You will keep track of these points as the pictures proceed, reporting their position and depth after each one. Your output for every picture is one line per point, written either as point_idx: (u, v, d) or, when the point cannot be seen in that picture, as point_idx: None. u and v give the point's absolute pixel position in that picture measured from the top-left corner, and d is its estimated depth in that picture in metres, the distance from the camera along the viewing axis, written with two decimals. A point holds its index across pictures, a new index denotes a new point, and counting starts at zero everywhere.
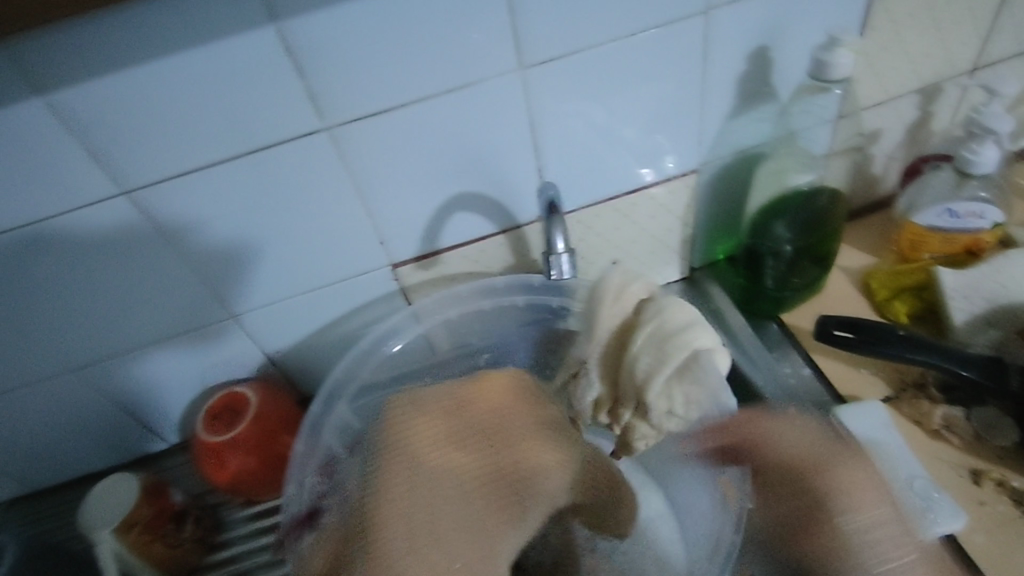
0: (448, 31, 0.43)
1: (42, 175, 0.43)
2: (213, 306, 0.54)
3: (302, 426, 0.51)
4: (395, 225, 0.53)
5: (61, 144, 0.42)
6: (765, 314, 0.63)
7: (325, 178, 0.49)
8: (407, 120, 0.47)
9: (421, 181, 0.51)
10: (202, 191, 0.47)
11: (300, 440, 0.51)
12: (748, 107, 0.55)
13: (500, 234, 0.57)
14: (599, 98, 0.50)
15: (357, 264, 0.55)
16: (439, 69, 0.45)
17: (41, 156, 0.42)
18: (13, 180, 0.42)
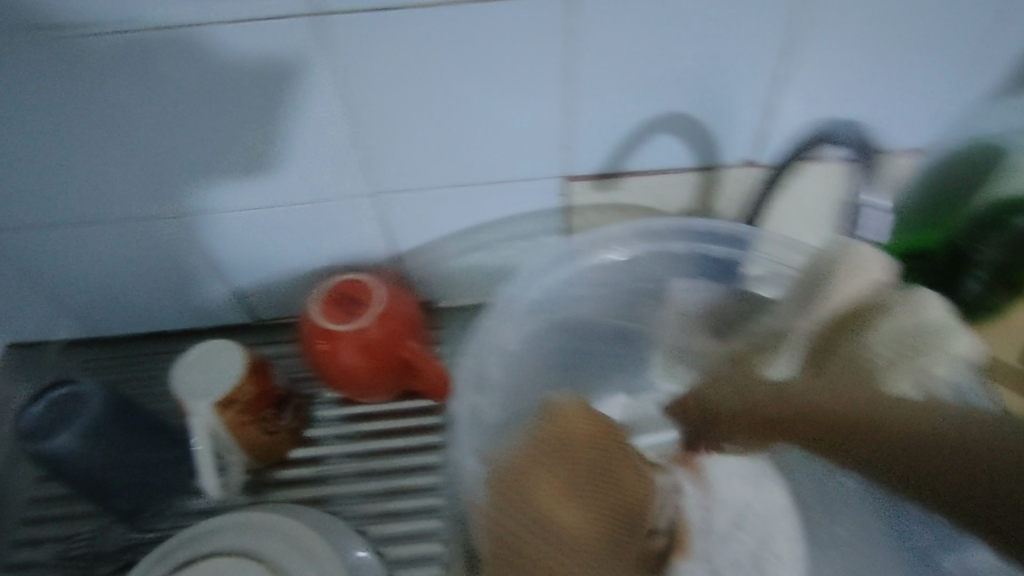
0: None
1: None
2: (355, 182, 0.46)
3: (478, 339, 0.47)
4: (586, 131, 0.45)
5: None
6: None
7: (534, 54, 0.40)
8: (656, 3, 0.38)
9: (642, 86, 0.43)
10: (392, 35, 0.38)
11: (470, 355, 0.47)
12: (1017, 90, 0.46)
13: (695, 170, 0.49)
14: (871, 35, 0.42)
15: (527, 168, 0.47)
16: None
17: None
18: None
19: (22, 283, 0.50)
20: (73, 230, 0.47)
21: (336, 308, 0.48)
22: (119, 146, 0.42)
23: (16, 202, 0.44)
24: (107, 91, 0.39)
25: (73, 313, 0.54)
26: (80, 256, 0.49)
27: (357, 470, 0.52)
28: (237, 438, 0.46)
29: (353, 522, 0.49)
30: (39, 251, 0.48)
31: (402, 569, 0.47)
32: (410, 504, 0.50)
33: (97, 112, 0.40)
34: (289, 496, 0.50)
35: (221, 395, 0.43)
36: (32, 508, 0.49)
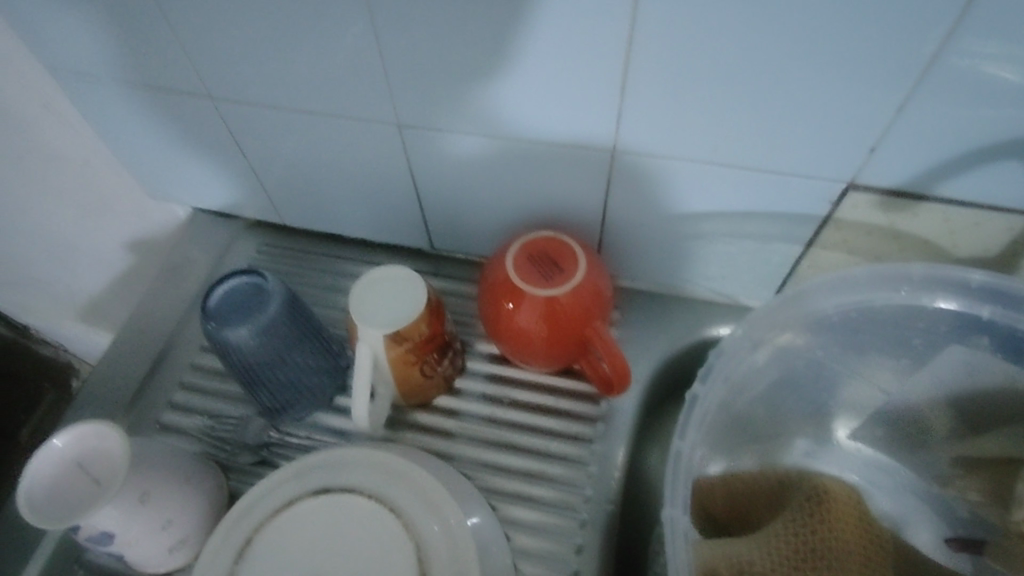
0: None
1: None
2: (595, 132, 0.40)
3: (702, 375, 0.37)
4: (909, 135, 0.35)
5: None
6: None
7: (896, 23, 0.30)
8: None
9: (1018, 97, 0.32)
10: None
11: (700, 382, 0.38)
12: None
13: (1022, 217, 0.38)
14: None
15: (805, 161, 0.38)
16: None
17: None
18: None
19: (227, 155, 0.49)
20: (288, 115, 0.44)
21: (531, 266, 0.43)
22: (360, 37, 0.37)
23: (241, 73, 0.41)
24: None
25: (264, 195, 0.53)
26: (287, 142, 0.46)
27: (497, 438, 0.46)
28: (398, 374, 0.43)
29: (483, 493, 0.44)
30: (250, 128, 0.46)
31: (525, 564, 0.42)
32: (547, 493, 0.44)
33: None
34: (424, 443, 0.46)
35: (395, 331, 0.40)
36: (190, 375, 0.49)
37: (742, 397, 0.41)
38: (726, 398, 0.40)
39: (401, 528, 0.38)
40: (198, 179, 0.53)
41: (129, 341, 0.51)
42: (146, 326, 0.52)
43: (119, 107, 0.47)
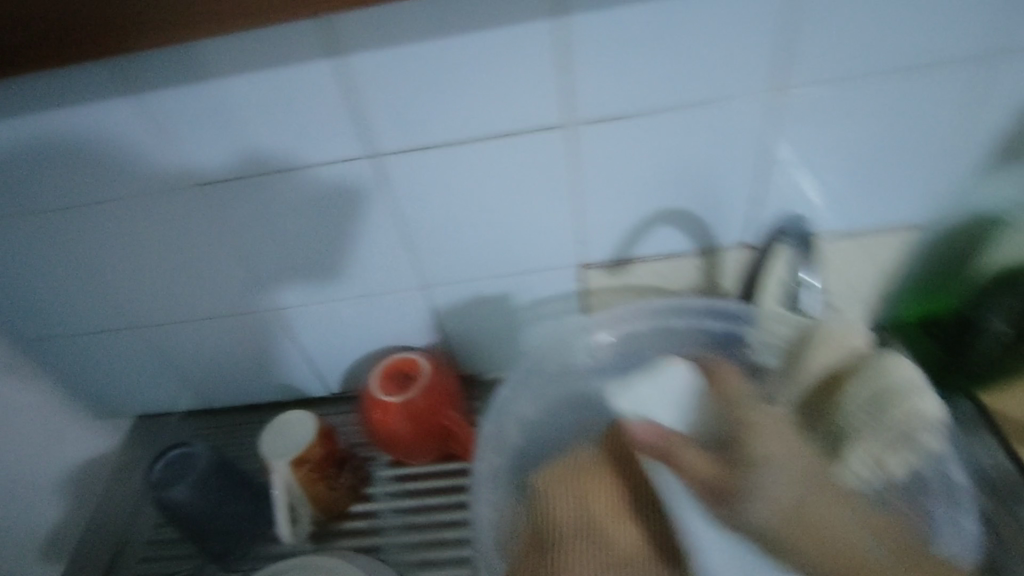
0: (714, 46, 0.42)
1: (311, 129, 0.45)
2: (405, 278, 0.56)
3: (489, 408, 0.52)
4: (595, 228, 0.53)
5: (331, 106, 0.44)
6: (957, 389, 0.58)
7: (544, 173, 0.49)
8: (639, 130, 0.46)
9: (637, 191, 0.51)
10: (430, 166, 0.48)
11: (488, 420, 0.52)
12: (996, 167, 0.50)
13: (695, 255, 0.56)
14: (841, 136, 0.48)
15: (547, 260, 0.56)
16: (690, 85, 0.44)
17: (316, 117, 0.45)
18: (283, 129, 0.45)
19: (152, 365, 0.63)
20: (191, 324, 0.59)
21: (389, 381, 0.58)
22: (228, 261, 0.54)
23: (150, 303, 0.57)
24: (221, 220, 0.51)
25: (187, 388, 0.66)
26: (195, 343, 0.61)
27: (403, 523, 0.58)
28: (309, 492, 0.55)
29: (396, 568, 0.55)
30: (166, 340, 0.61)
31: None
32: (443, 552, 0.56)
33: (213, 236, 0.52)
34: (348, 545, 0.57)
35: (297, 456, 0.53)
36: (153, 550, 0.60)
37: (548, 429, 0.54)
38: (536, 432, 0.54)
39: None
40: (132, 391, 0.66)
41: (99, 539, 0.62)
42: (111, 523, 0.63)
43: (63, 354, 0.62)
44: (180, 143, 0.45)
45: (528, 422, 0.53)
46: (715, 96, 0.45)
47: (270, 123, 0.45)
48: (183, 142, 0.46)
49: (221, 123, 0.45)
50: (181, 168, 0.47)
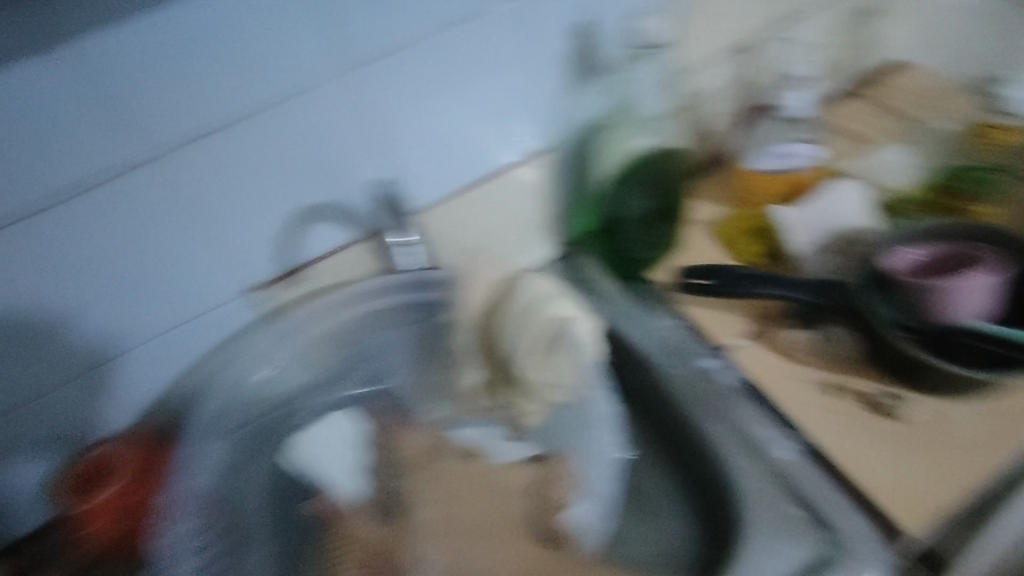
0: (258, 46, 0.44)
1: None
2: (58, 368, 0.50)
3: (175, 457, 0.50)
4: (245, 249, 0.52)
5: None
6: (636, 277, 0.63)
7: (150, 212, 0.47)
8: (230, 142, 0.47)
9: (265, 197, 0.50)
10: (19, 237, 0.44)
11: (174, 472, 0.49)
12: (578, 84, 0.59)
13: (362, 241, 0.56)
14: (437, 94, 0.53)
15: (215, 293, 0.53)
16: (257, 87, 0.46)
17: None
18: None
19: None
20: None
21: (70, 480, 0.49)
22: None
23: None
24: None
25: None
26: None
27: None
28: None
29: None
30: None
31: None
32: None
33: None
34: None
35: None
36: None
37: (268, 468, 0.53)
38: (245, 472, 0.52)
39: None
40: None
41: None
42: None
43: None
44: None
45: (226, 466, 0.51)
46: (283, 88, 0.47)
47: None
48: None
49: None
50: None
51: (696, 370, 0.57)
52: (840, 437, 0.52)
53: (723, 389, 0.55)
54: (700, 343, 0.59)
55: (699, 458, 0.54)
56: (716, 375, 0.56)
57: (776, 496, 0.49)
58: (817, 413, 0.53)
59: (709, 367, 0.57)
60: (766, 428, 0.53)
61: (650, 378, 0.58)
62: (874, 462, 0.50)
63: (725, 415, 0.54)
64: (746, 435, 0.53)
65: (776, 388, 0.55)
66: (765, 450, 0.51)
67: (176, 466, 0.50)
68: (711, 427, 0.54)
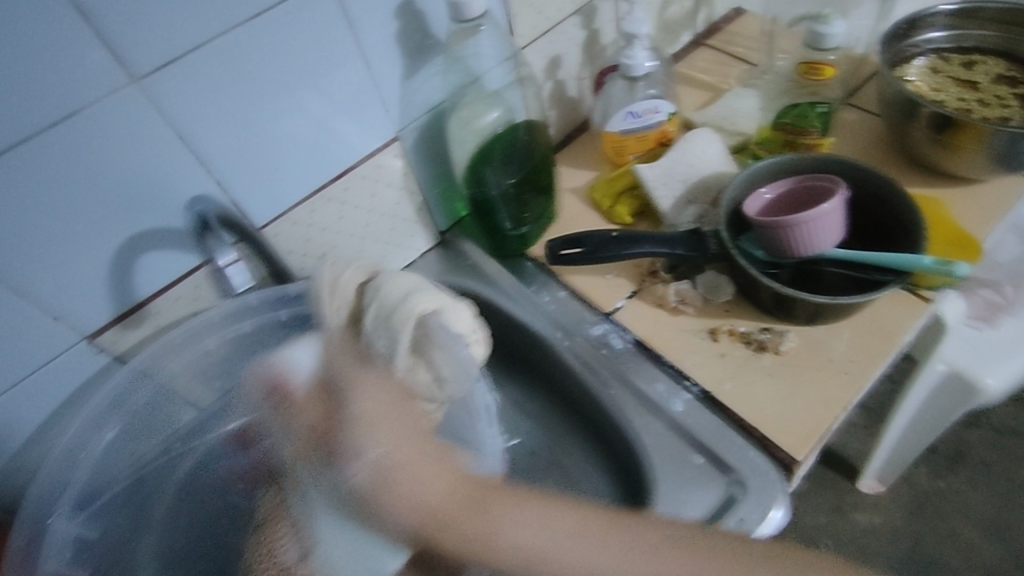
0: (4, 61, 0.36)
1: None
2: None
3: (10, 556, 0.43)
4: (64, 299, 0.45)
5: None
6: (517, 254, 0.64)
7: None
8: (2, 179, 0.38)
9: (71, 240, 0.43)
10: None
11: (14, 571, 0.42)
12: (416, 63, 0.53)
13: (211, 262, 0.51)
14: (249, 91, 0.46)
15: (35, 353, 0.46)
16: (19, 110, 0.37)
17: None
18: None
19: None
20: None
21: None
22: None
23: None
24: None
25: None
26: None
27: None
28: None
29: None
30: None
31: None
32: None
33: None
34: None
35: None
36: None
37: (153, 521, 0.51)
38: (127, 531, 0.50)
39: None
40: None
41: None
42: None
43: None
44: None
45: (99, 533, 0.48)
46: (55, 105, 0.38)
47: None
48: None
49: None
50: None
51: (590, 338, 0.57)
52: (732, 381, 0.53)
53: (616, 352, 0.56)
54: (588, 311, 0.58)
55: (607, 425, 0.54)
56: (609, 340, 0.57)
57: (677, 446, 0.50)
58: (705, 361, 0.54)
59: (601, 333, 0.57)
60: (661, 385, 0.53)
61: (546, 354, 0.58)
62: (760, 400, 0.51)
63: (622, 378, 0.54)
64: (645, 394, 0.53)
65: (667, 343, 0.55)
66: (665, 407, 0.52)
67: (9, 569, 0.42)
68: (613, 393, 0.54)
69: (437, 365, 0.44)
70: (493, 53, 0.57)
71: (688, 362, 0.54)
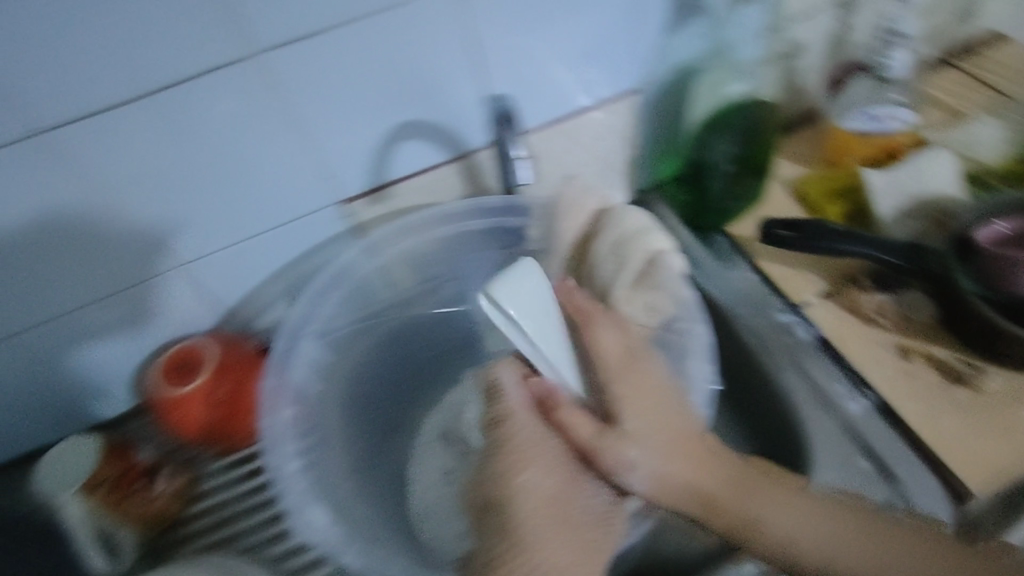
0: None
1: None
2: (152, 260, 0.51)
3: (272, 359, 0.50)
4: (337, 161, 0.52)
5: None
6: (712, 227, 0.65)
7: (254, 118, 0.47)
8: (333, 46, 0.46)
9: (359, 113, 0.50)
10: (115, 132, 0.43)
11: (272, 375, 0.50)
12: (681, 23, 0.56)
13: (451, 162, 0.56)
14: (540, 15, 0.50)
15: (304, 202, 0.53)
16: None
17: None
18: None
19: None
20: None
21: (175, 375, 0.53)
22: None
23: None
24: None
25: None
26: None
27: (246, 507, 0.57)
28: (118, 514, 0.51)
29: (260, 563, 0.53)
30: None
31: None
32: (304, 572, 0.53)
33: None
34: (192, 549, 0.55)
35: (84, 482, 0.49)
36: None
37: (361, 373, 0.57)
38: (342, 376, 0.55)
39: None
40: None
41: None
42: None
43: None
44: None
45: (324, 366, 0.53)
46: None
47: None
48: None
49: None
50: None
51: (775, 322, 0.58)
52: (918, 403, 0.51)
53: (797, 342, 0.56)
54: (774, 296, 0.59)
55: (770, 403, 0.57)
56: (792, 326, 0.58)
57: (838, 441, 0.52)
58: (891, 376, 0.53)
59: (787, 321, 0.58)
60: (838, 383, 0.54)
61: (726, 326, 0.61)
62: (943, 429, 0.49)
63: (797, 365, 0.56)
64: (817, 386, 0.54)
65: (855, 350, 0.55)
66: (838, 405, 0.53)
67: (269, 375, 0.50)
68: (786, 376, 0.56)
69: (663, 300, 0.47)
70: (754, 26, 0.56)
71: (874, 372, 0.53)
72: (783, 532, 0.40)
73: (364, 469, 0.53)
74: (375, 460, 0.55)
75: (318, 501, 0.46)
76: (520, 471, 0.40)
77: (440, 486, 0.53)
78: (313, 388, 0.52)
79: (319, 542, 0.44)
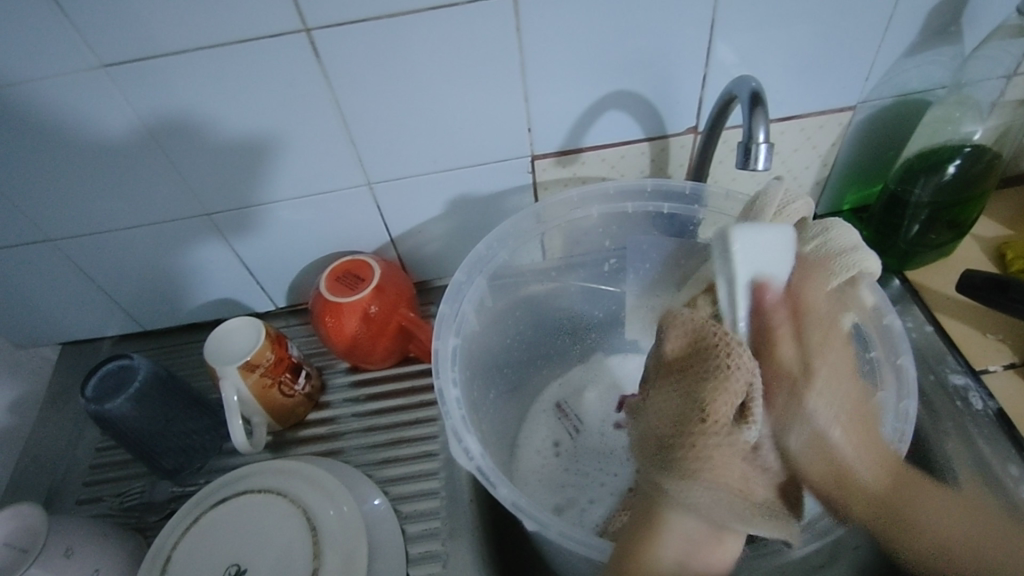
0: None
1: (240, 11, 0.43)
2: (351, 170, 0.54)
3: (449, 290, 0.51)
4: (543, 115, 0.52)
5: None
6: (889, 269, 0.61)
7: (484, 59, 0.48)
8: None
9: (577, 76, 0.50)
10: (359, 44, 0.46)
11: (446, 302, 0.51)
12: (927, 46, 0.52)
13: (645, 141, 0.56)
14: (787, 10, 0.48)
15: (497, 148, 0.54)
16: None
17: None
18: (207, 10, 0.43)
19: (81, 280, 0.60)
20: (120, 231, 0.56)
21: (339, 285, 0.56)
22: (165, 157, 0.51)
23: (79, 204, 0.53)
24: (158, 116, 0.48)
25: (133, 306, 0.64)
26: (121, 253, 0.58)
27: (364, 426, 0.58)
28: (261, 399, 0.54)
29: (379, 484, 0.54)
30: (90, 250, 0.57)
31: (408, 519, 0.52)
32: (416, 505, 0.52)
33: (140, 136, 0.49)
34: (306, 451, 0.57)
35: (246, 361, 0.51)
36: (98, 457, 0.59)
37: (507, 326, 0.58)
38: (496, 324, 0.56)
39: (303, 515, 0.48)
40: (62, 312, 0.63)
41: (32, 468, 0.59)
42: (48, 438, 0.61)
43: None
44: (87, 26, 0.42)
45: (484, 308, 0.55)
46: None
47: (199, 15, 0.43)
48: (89, 30, 0.43)
49: (145, 11, 0.42)
50: (82, 42, 0.43)
51: (948, 384, 0.53)
52: None
53: (971, 410, 0.52)
54: (950, 356, 0.55)
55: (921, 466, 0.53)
56: (970, 392, 0.53)
57: None
58: None
59: (963, 384, 0.53)
60: (1016, 467, 0.48)
61: None
62: None
63: (967, 435, 0.51)
64: (989, 462, 0.49)
65: None
66: (1010, 490, 0.48)
67: (437, 319, 0.50)
68: (948, 442, 0.51)
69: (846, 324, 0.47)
70: (1008, 64, 0.51)
71: None
72: (939, 536, 0.40)
73: (490, 420, 0.53)
74: (499, 414, 0.56)
75: (471, 435, 0.46)
76: (699, 485, 0.38)
77: (548, 454, 0.56)
78: (474, 325, 0.53)
79: (472, 472, 0.44)
